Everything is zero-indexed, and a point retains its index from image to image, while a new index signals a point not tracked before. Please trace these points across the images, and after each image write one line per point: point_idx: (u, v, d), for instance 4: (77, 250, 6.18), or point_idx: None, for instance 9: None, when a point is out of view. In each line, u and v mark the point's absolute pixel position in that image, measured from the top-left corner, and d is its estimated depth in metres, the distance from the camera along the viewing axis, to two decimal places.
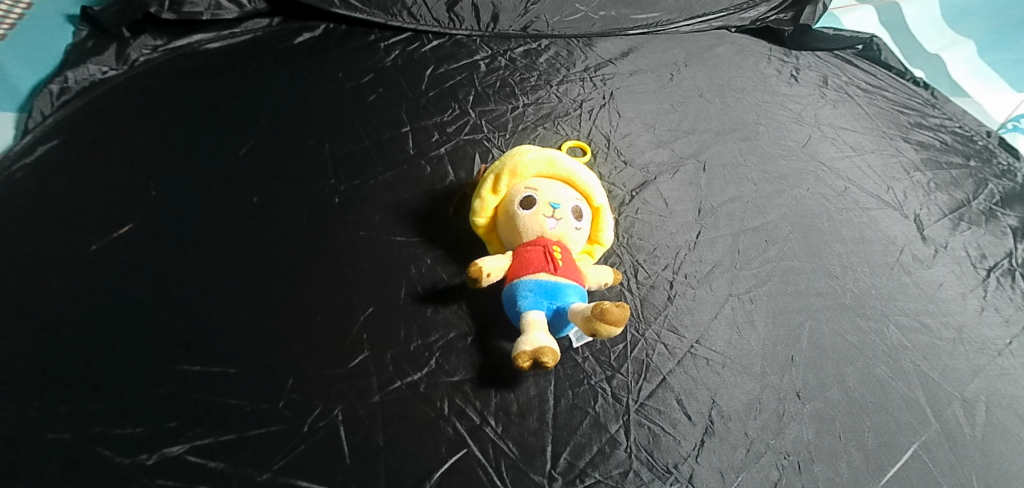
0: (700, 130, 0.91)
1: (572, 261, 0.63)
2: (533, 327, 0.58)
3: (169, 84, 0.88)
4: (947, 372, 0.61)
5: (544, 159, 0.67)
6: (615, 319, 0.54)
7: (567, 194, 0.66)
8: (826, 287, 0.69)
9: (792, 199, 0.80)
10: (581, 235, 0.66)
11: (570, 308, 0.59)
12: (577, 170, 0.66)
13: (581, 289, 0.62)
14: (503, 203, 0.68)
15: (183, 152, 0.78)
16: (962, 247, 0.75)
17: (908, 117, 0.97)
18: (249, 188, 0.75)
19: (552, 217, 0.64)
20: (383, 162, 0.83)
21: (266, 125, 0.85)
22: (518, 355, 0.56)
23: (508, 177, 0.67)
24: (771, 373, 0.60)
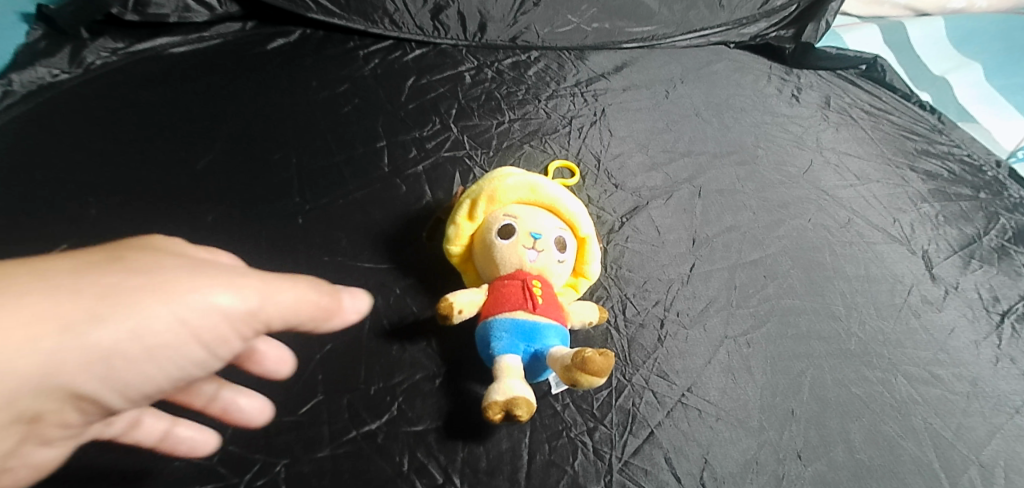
0: (696, 152, 0.86)
1: (553, 298, 0.57)
2: (509, 374, 0.52)
3: (129, 89, 0.82)
4: (962, 432, 0.54)
5: (524, 183, 0.61)
6: (598, 368, 0.48)
7: (550, 223, 0.60)
8: (828, 331, 0.63)
9: (792, 230, 0.75)
10: (564, 268, 0.60)
11: (549, 352, 0.53)
12: (560, 196, 0.61)
13: (562, 329, 0.56)
14: (480, 231, 0.62)
15: (136, 166, 0.72)
16: (974, 288, 0.68)
17: (914, 144, 0.92)
18: (206, 207, 0.69)
19: (532, 248, 0.58)
20: (355, 179, 0.77)
21: (229, 138, 0.79)
22: (489, 406, 0.49)
23: (485, 203, 0.61)
24: (769, 429, 0.54)
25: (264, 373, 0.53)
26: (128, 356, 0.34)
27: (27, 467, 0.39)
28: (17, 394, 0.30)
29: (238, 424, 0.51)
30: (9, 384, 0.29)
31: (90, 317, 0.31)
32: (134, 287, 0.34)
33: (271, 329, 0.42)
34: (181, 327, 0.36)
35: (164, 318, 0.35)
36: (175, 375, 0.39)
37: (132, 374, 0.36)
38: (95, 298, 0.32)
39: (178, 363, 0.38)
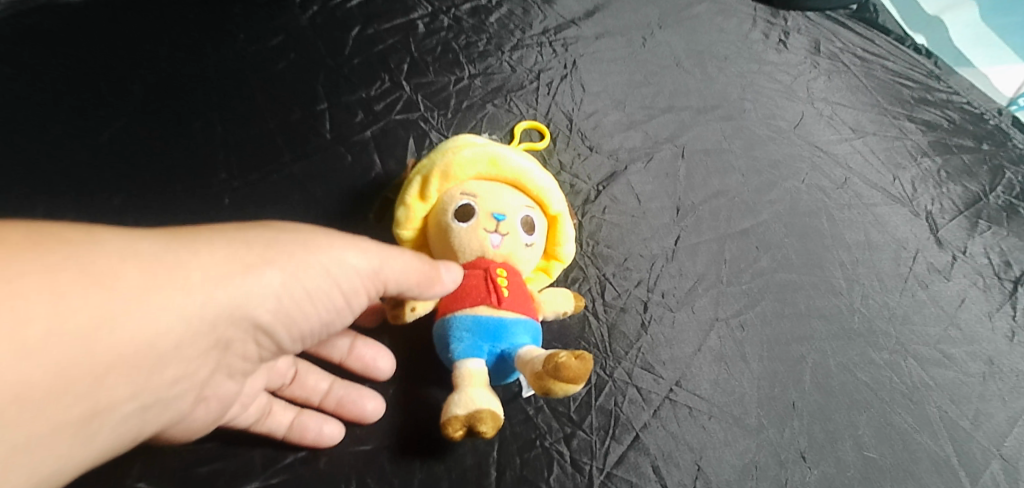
0: (679, 107, 0.77)
1: (522, 287, 0.49)
2: (473, 383, 0.44)
3: (22, 56, 0.70)
4: (980, 420, 0.49)
5: (483, 154, 0.50)
6: (573, 373, 0.39)
7: (515, 201, 0.50)
8: (830, 308, 0.56)
9: (785, 193, 0.67)
10: (532, 252, 0.51)
11: (520, 353, 0.45)
12: (527, 168, 0.50)
13: (533, 323, 0.48)
14: (434, 212, 0.51)
15: (31, 145, 0.63)
16: (982, 253, 0.62)
17: (910, 91, 0.84)
18: (113, 194, 0.60)
19: (496, 233, 0.49)
20: (291, 149, 0.66)
21: (141, 107, 0.68)
22: (448, 422, 0.41)
23: (438, 180, 0.51)
24: (768, 427, 0.48)
25: (368, 370, 0.50)
26: (292, 297, 0.40)
27: (218, 400, 0.43)
28: (220, 321, 0.37)
29: (351, 420, 0.47)
30: (214, 310, 0.36)
31: (261, 261, 0.38)
32: (287, 239, 0.40)
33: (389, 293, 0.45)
34: (325, 276, 0.41)
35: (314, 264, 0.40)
36: (326, 322, 0.44)
37: (296, 315, 0.41)
38: (264, 248, 0.38)
39: (327, 311, 0.43)
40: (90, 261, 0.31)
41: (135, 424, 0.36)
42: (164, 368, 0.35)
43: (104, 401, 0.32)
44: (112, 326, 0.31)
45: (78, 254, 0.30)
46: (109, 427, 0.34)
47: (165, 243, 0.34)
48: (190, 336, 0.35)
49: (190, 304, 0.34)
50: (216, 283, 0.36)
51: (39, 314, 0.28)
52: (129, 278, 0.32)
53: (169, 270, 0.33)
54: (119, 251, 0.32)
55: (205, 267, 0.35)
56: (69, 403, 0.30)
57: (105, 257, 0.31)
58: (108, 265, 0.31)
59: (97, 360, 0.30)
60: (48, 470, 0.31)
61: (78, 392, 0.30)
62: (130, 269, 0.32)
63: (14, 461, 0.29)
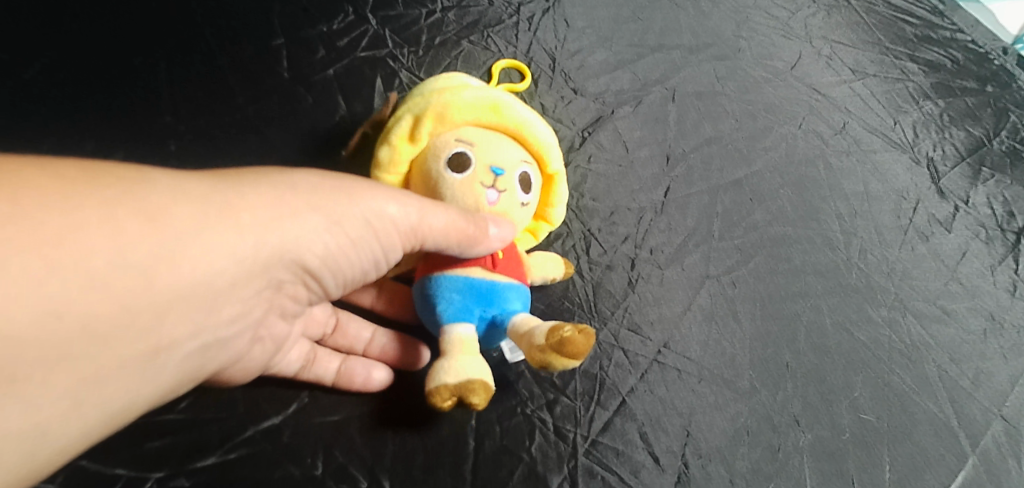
0: (669, 45, 0.70)
1: (512, 248, 0.43)
2: (464, 349, 0.38)
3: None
4: (979, 379, 0.47)
5: (486, 97, 0.41)
6: (579, 349, 0.36)
7: (515, 154, 0.42)
8: (826, 264, 0.53)
9: (781, 140, 0.63)
10: (526, 214, 0.44)
11: (514, 321, 0.40)
12: (533, 119, 0.42)
13: (526, 290, 0.43)
14: (419, 157, 0.42)
15: None
16: (985, 203, 0.59)
17: (913, 28, 0.78)
18: (40, 139, 0.53)
19: (494, 189, 0.41)
20: (243, 88, 0.59)
21: (70, 41, 0.60)
22: (435, 391, 0.36)
23: (428, 121, 0.41)
24: (762, 390, 0.45)
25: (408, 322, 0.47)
26: (340, 242, 0.37)
27: (273, 340, 0.41)
28: (275, 262, 0.35)
29: (397, 363, 0.44)
30: (267, 250, 0.34)
31: (308, 202, 0.35)
32: (335, 180, 0.37)
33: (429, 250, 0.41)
34: (369, 225, 0.37)
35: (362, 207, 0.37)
36: (371, 270, 0.41)
37: (341, 261, 0.38)
38: (312, 188, 0.36)
39: (371, 261, 0.40)
40: (143, 197, 0.29)
41: (199, 365, 0.34)
42: (221, 307, 0.33)
43: (167, 339, 0.31)
44: (170, 262, 0.29)
45: (129, 190, 0.29)
46: (175, 365, 0.32)
47: (215, 181, 0.33)
48: (244, 275, 0.33)
49: (245, 241, 0.32)
50: (268, 221, 0.33)
51: (98, 247, 0.27)
52: (182, 213, 0.30)
53: (221, 207, 0.32)
54: (171, 188, 0.30)
55: (258, 204, 0.33)
56: (135, 336, 0.29)
57: (155, 194, 0.30)
58: (160, 200, 0.30)
59: (158, 296, 0.29)
60: (118, 404, 0.30)
61: (140, 329, 0.29)
62: (184, 205, 0.30)
63: (87, 395, 0.28)
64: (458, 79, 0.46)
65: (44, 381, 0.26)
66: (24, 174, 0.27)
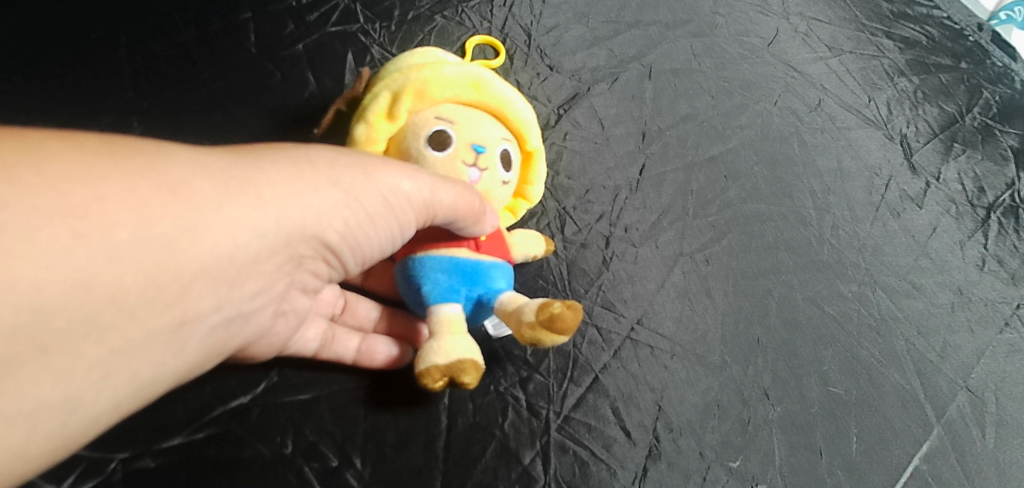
0: (646, 22, 0.69)
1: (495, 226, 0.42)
2: (453, 329, 0.37)
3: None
4: (946, 352, 0.47)
5: (464, 73, 0.40)
6: (567, 324, 0.36)
7: (495, 132, 0.41)
8: (798, 239, 0.53)
9: (756, 117, 0.63)
10: (506, 193, 0.43)
11: (501, 298, 0.39)
12: (512, 95, 0.41)
13: (509, 269, 0.42)
14: (397, 136, 0.40)
15: None
16: (956, 179, 0.60)
17: (890, 5, 0.78)
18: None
19: (476, 168, 0.40)
20: (209, 64, 0.57)
21: (26, 14, 0.58)
22: (426, 372, 0.36)
23: (406, 98, 0.39)
24: (732, 364, 0.45)
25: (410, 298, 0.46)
26: (360, 220, 0.35)
27: (295, 315, 0.40)
28: (297, 237, 0.33)
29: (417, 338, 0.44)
30: (290, 224, 0.32)
31: (328, 174, 0.33)
32: (355, 153, 0.35)
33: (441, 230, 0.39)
34: (387, 203, 0.35)
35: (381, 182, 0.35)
36: (390, 249, 0.39)
37: (361, 238, 0.37)
38: (332, 162, 0.34)
39: (391, 241, 0.38)
40: (165, 168, 0.28)
41: (220, 341, 0.33)
42: (245, 280, 0.32)
43: (192, 311, 0.29)
44: (194, 234, 0.28)
45: (150, 161, 0.27)
46: (201, 338, 0.31)
47: (234, 154, 0.31)
48: (267, 248, 0.32)
49: (267, 215, 0.31)
50: (289, 194, 0.32)
51: (124, 218, 0.25)
52: (204, 185, 0.28)
53: (242, 179, 0.30)
54: (193, 160, 0.29)
55: (280, 176, 0.31)
56: (162, 308, 0.28)
57: (177, 165, 0.28)
58: (181, 171, 0.28)
59: (182, 269, 0.28)
60: (147, 377, 0.29)
61: (167, 301, 0.28)
62: (205, 177, 0.29)
63: (117, 367, 0.27)
64: (430, 55, 0.44)
65: (77, 352, 0.25)
66: (43, 142, 0.25)
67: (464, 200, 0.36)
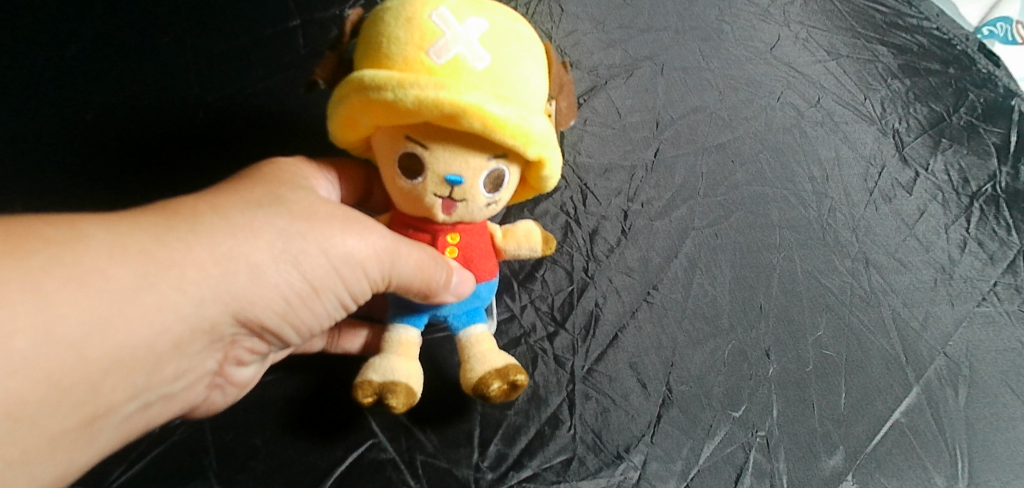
0: (658, 28, 0.76)
1: (482, 245, 0.42)
2: (407, 353, 0.41)
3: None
4: (928, 321, 0.52)
5: (432, 101, 0.30)
6: (501, 396, 0.39)
7: (482, 156, 0.33)
8: (798, 218, 0.58)
9: (760, 111, 0.68)
10: (503, 202, 0.37)
11: (464, 334, 0.42)
12: (501, 121, 0.30)
13: (487, 287, 0.43)
14: (372, 132, 0.35)
15: None
16: (943, 170, 0.65)
17: (884, 16, 0.84)
18: (82, 105, 0.57)
19: (451, 201, 0.35)
20: (264, 62, 0.63)
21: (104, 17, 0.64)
22: (364, 381, 0.38)
23: (369, 113, 0.32)
24: (737, 327, 0.50)
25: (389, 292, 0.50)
26: (297, 291, 0.37)
27: (234, 384, 0.42)
28: (222, 316, 0.35)
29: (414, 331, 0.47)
30: (209, 309, 0.33)
31: (269, 248, 0.35)
32: (298, 221, 0.36)
33: (393, 288, 0.40)
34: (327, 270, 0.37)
35: (327, 251, 0.37)
36: (333, 308, 0.41)
37: (297, 307, 0.38)
38: (276, 234, 0.35)
39: (336, 300, 0.40)
40: (78, 261, 0.29)
41: (143, 417, 0.36)
42: (164, 364, 0.34)
43: (104, 403, 0.31)
44: (106, 330, 0.29)
45: (60, 254, 0.28)
46: (114, 424, 0.34)
47: (161, 231, 0.32)
48: (187, 333, 0.33)
49: (189, 301, 0.32)
50: (219, 274, 0.33)
51: (21, 325, 0.26)
52: (121, 276, 0.30)
53: (166, 263, 0.31)
54: (108, 247, 0.30)
55: (209, 256, 0.33)
56: (70, 408, 0.30)
57: (89, 258, 0.29)
58: (96, 264, 0.29)
59: (94, 365, 0.29)
60: (56, 469, 0.32)
61: (76, 400, 0.30)
62: (122, 267, 0.30)
63: (25, 463, 0.30)
64: (419, 25, 0.32)
65: None
66: None
67: (421, 267, 0.37)
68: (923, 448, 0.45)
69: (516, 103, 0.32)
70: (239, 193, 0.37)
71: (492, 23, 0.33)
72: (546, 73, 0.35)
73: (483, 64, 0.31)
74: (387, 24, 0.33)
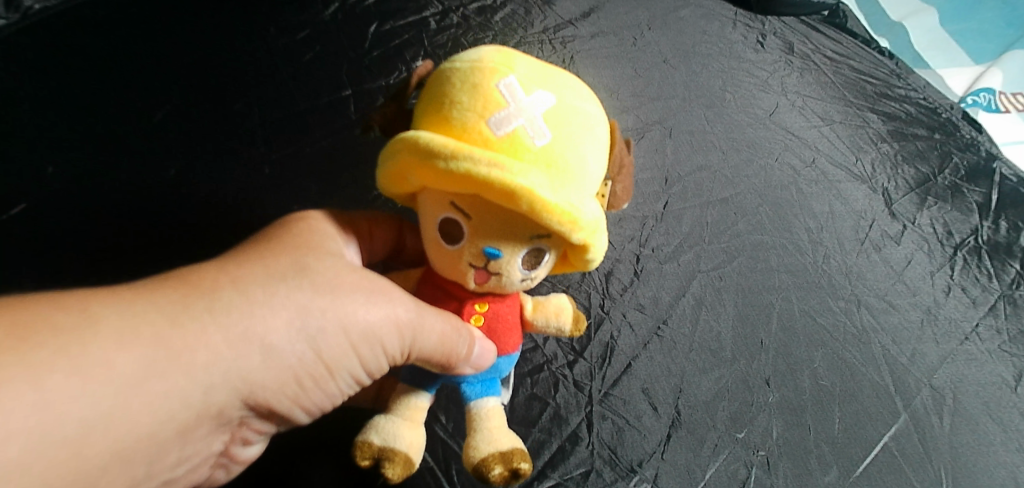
0: (666, 96, 0.85)
1: (509, 316, 0.42)
2: (412, 421, 0.42)
3: (80, 37, 0.78)
4: (915, 358, 0.57)
5: (487, 177, 0.32)
6: (496, 480, 0.39)
7: (522, 231, 0.36)
8: (795, 264, 0.65)
9: (760, 169, 0.76)
10: (536, 278, 0.39)
11: (477, 405, 0.42)
12: (552, 206, 0.33)
13: (508, 360, 0.43)
14: (420, 189, 0.38)
15: (92, 121, 0.69)
16: (929, 224, 0.71)
17: (874, 87, 0.93)
18: (169, 159, 0.66)
19: (484, 271, 0.37)
20: (322, 125, 0.73)
21: (186, 87, 0.74)
22: (363, 443, 0.39)
23: (422, 173, 0.35)
24: (740, 359, 0.56)
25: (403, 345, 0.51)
26: (310, 369, 0.36)
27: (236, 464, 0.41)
28: (231, 401, 0.34)
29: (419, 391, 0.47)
30: (215, 396, 0.33)
31: (284, 327, 0.34)
32: (319, 296, 0.36)
33: (414, 358, 0.39)
34: (345, 344, 0.37)
35: (347, 326, 0.37)
36: (347, 383, 0.40)
37: (309, 386, 0.37)
38: (294, 311, 0.35)
39: (350, 377, 0.39)
40: (85, 350, 0.28)
41: None
42: (168, 452, 0.33)
43: None
44: (106, 425, 0.29)
45: (64, 346, 0.28)
46: None
47: (177, 311, 0.32)
48: (192, 420, 0.32)
49: (196, 389, 0.32)
50: (230, 357, 0.32)
51: (16, 427, 0.26)
52: (129, 364, 0.29)
53: (177, 347, 0.31)
54: (118, 332, 0.29)
55: (220, 339, 0.32)
56: None
57: (94, 348, 0.28)
58: (104, 353, 0.29)
59: (92, 460, 0.29)
60: None
61: None
62: (129, 354, 0.29)
63: None
64: (487, 93, 0.34)
65: None
66: None
67: (443, 341, 0.37)
68: (910, 469, 0.50)
69: (568, 188, 0.34)
70: (263, 262, 0.36)
71: (559, 103, 0.35)
72: (604, 158, 0.37)
73: (542, 143, 0.34)
74: (456, 86, 0.35)
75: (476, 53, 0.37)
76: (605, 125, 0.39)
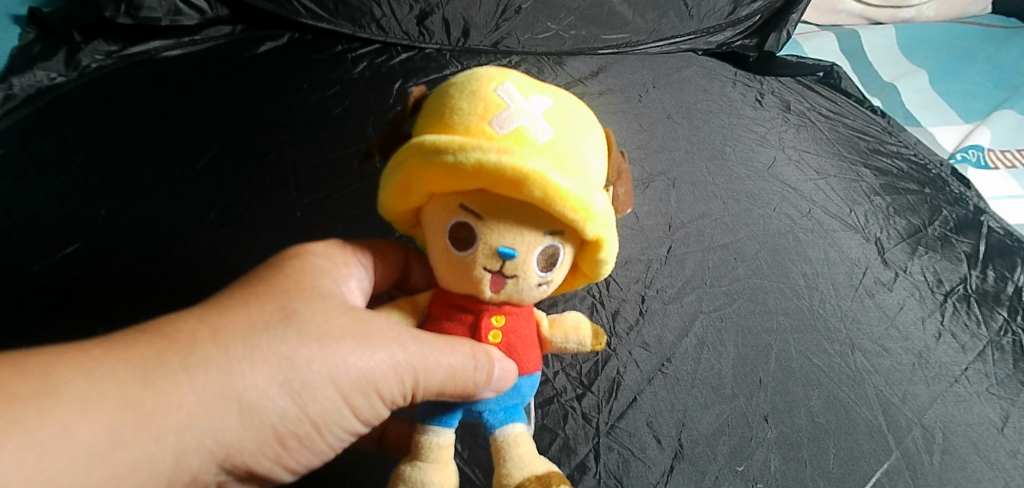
0: (669, 149, 0.91)
1: (527, 333, 0.45)
2: (444, 464, 0.43)
3: (131, 94, 0.87)
4: (908, 399, 0.60)
5: (499, 167, 0.36)
6: None
7: (535, 224, 0.39)
8: (792, 308, 0.68)
9: (758, 218, 0.81)
10: (551, 281, 0.42)
11: (503, 432, 0.44)
12: (562, 190, 0.36)
13: (529, 379, 0.45)
14: (432, 199, 0.41)
15: (141, 168, 0.76)
16: (919, 272, 0.75)
17: (867, 144, 0.99)
18: (209, 202, 0.72)
19: (501, 272, 0.40)
20: (351, 172, 0.79)
21: (227, 139, 0.82)
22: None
23: (435, 178, 0.38)
24: (739, 396, 0.59)
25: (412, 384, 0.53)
26: (292, 421, 0.38)
27: None
28: (205, 465, 0.35)
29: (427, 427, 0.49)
30: (187, 459, 0.34)
31: (264, 383, 0.36)
32: (302, 348, 0.38)
33: (421, 392, 0.42)
34: (332, 393, 0.39)
35: (334, 374, 0.39)
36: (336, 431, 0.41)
37: (292, 440, 0.39)
38: (274, 368, 0.37)
39: (339, 424, 0.41)
40: (50, 419, 0.29)
41: None
42: None
43: None
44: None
45: (28, 414, 0.29)
46: None
47: (148, 371, 0.33)
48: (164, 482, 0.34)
49: (167, 453, 0.33)
50: (205, 419, 0.34)
51: None
52: (94, 432, 0.30)
53: (150, 410, 0.32)
54: (84, 399, 0.31)
55: (195, 399, 0.34)
56: None
57: (59, 415, 0.30)
58: (66, 421, 0.30)
59: None
60: None
61: None
62: (94, 422, 0.31)
63: None
64: (487, 99, 0.39)
65: None
66: None
67: (452, 373, 0.40)
68: None
69: (576, 177, 0.38)
70: (246, 312, 0.38)
71: (553, 106, 0.40)
72: (602, 157, 0.42)
73: (546, 137, 0.38)
74: (457, 100, 0.40)
75: (472, 74, 0.43)
76: (600, 131, 0.44)
